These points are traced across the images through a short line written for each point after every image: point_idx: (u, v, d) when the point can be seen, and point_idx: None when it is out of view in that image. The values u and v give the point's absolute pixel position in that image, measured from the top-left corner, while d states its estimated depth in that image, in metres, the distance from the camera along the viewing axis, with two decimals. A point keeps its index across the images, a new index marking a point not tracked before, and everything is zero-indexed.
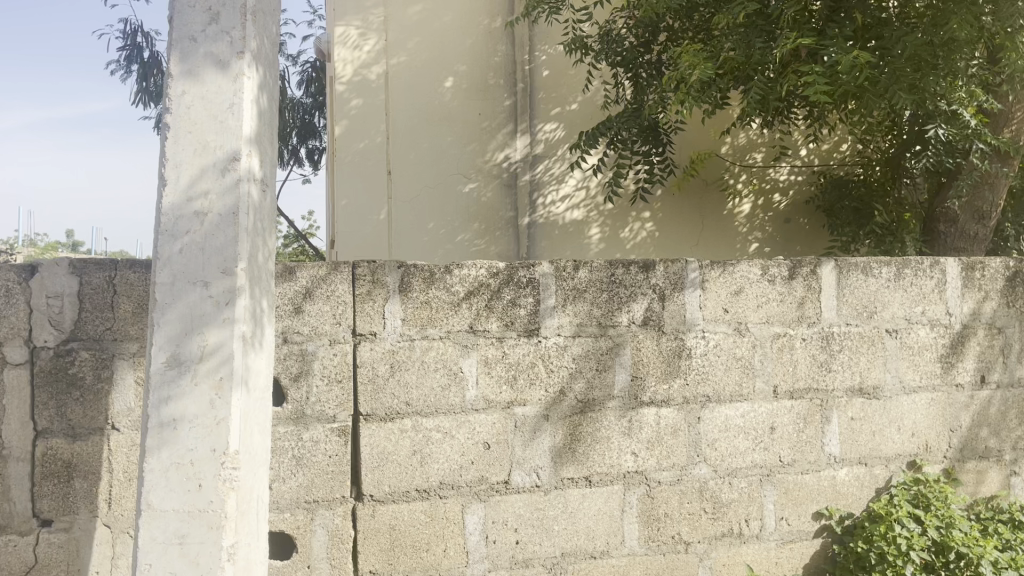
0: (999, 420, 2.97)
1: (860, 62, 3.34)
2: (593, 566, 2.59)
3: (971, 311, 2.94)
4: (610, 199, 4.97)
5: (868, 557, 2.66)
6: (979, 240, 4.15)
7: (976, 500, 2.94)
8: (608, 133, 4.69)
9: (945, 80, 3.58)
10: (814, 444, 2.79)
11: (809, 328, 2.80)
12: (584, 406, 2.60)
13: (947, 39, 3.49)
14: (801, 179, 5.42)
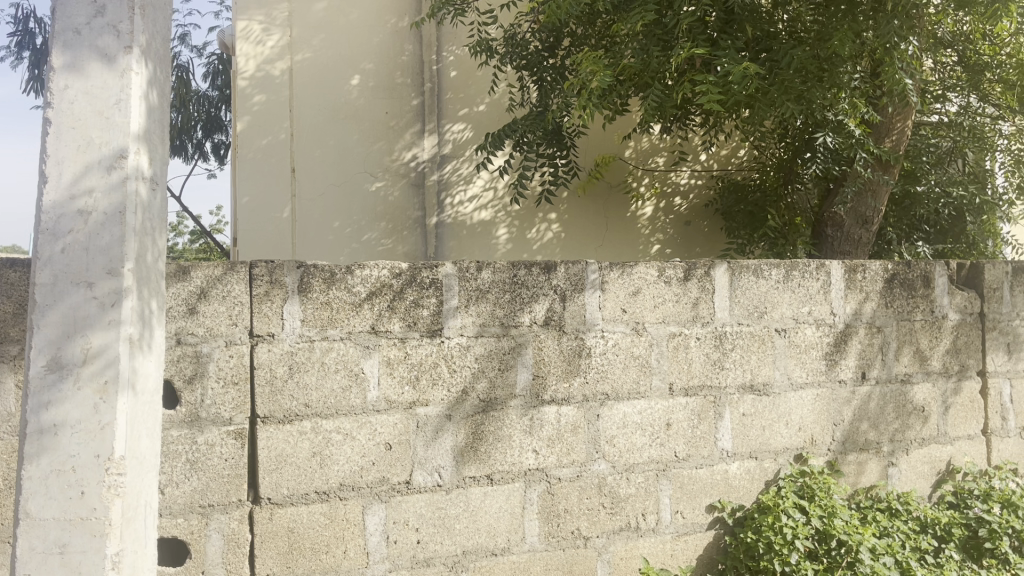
0: (878, 414, 3.14)
1: (750, 74, 3.48)
2: (494, 563, 2.62)
3: (853, 312, 3.11)
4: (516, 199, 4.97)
5: (757, 547, 2.77)
6: (863, 243, 4.36)
7: (857, 491, 3.10)
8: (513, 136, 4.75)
9: (830, 92, 3.76)
10: (708, 439, 2.91)
11: (703, 327, 2.91)
12: (485, 406, 2.63)
13: (831, 53, 3.67)
14: (701, 183, 5.61)
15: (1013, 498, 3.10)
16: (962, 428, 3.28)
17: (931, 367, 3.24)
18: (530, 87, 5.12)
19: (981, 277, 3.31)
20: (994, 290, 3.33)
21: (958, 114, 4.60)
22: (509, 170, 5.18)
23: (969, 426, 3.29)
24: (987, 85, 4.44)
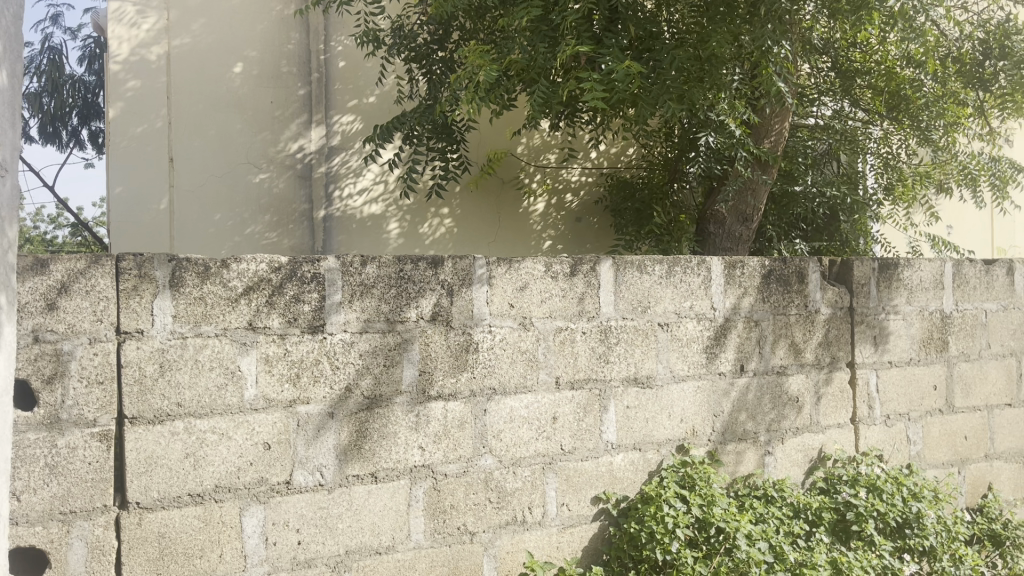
0: (755, 405, 3.27)
1: (633, 73, 3.55)
2: (378, 562, 2.57)
3: (732, 306, 3.23)
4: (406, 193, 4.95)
5: (639, 536, 2.84)
6: (743, 241, 4.52)
7: (735, 479, 3.21)
8: (402, 129, 4.73)
9: (711, 92, 3.85)
10: (593, 432, 2.96)
11: (588, 322, 2.96)
12: (370, 403, 2.58)
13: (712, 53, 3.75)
14: (591, 180, 5.68)
15: (877, 482, 3.28)
16: (832, 417, 3.43)
17: (805, 359, 3.38)
18: (420, 81, 5.14)
19: (851, 273, 3.47)
20: (863, 285, 3.50)
21: (831, 118, 4.82)
22: (398, 164, 5.18)
23: (838, 415, 3.44)
24: (859, 91, 4.72)
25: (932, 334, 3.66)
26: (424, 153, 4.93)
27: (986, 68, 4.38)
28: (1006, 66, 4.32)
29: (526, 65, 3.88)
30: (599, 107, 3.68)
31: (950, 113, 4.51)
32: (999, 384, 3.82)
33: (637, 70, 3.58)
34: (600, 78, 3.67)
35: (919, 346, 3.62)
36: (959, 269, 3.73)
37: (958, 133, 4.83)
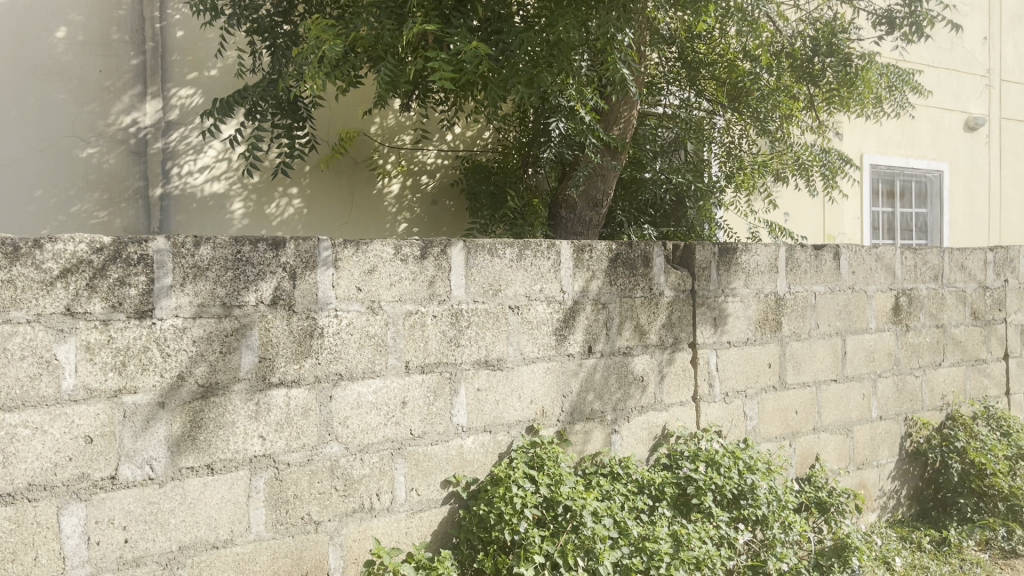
0: (602, 385, 3.36)
1: (481, 54, 3.51)
2: (215, 557, 2.46)
3: (581, 289, 3.29)
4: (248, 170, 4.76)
5: (488, 518, 2.86)
6: (593, 225, 4.62)
7: (583, 458, 3.29)
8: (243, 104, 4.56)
9: (560, 77, 3.88)
10: (444, 416, 2.94)
11: (438, 305, 2.93)
12: (205, 391, 2.46)
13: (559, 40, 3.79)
14: (446, 163, 5.63)
15: (715, 456, 3.44)
16: (675, 395, 3.57)
17: (649, 340, 3.50)
18: (263, 54, 4.96)
19: (693, 258, 3.62)
20: (704, 269, 3.65)
21: (678, 108, 4.90)
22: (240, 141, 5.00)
23: (681, 393, 3.59)
24: (703, 82, 4.86)
25: (768, 314, 3.86)
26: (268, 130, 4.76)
27: (814, 65, 4.69)
28: (832, 63, 4.67)
29: (372, 43, 3.84)
30: (446, 87, 3.66)
31: (784, 105, 4.75)
32: (826, 361, 4.08)
33: (485, 52, 3.58)
34: (447, 58, 3.64)
35: (756, 327, 3.82)
36: (791, 255, 3.96)
37: (793, 125, 5.10)
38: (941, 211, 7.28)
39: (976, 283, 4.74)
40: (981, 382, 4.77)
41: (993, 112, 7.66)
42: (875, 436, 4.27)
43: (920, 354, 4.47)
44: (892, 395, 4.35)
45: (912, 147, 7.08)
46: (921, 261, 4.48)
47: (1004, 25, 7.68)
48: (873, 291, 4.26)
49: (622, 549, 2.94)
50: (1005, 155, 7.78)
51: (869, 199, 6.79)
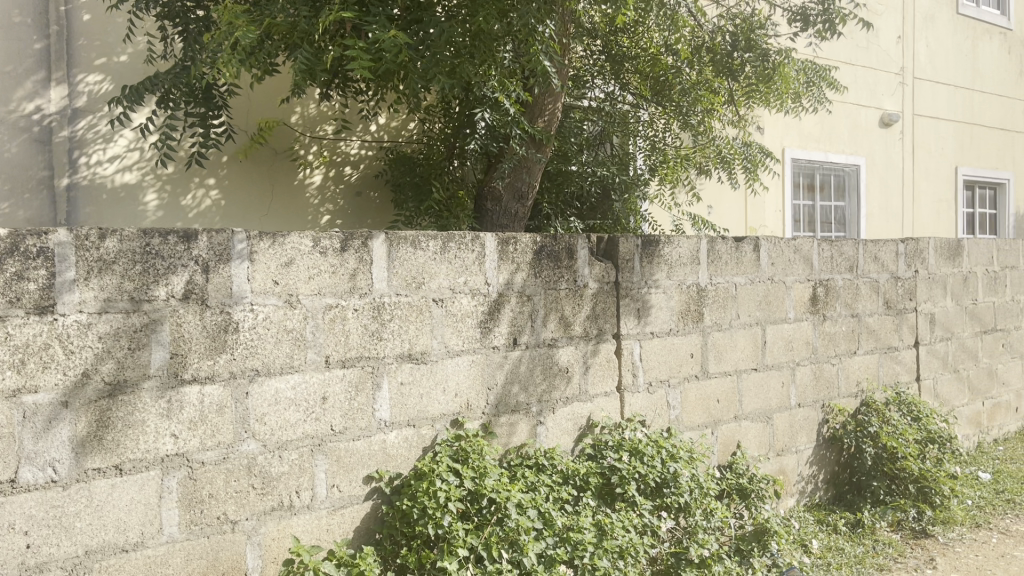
0: (528, 377, 3.36)
1: (400, 43, 3.46)
2: (124, 561, 2.37)
3: (505, 281, 3.29)
4: (160, 160, 4.62)
5: (411, 513, 2.83)
6: (519, 218, 4.62)
7: (508, 450, 3.29)
8: (155, 91, 4.43)
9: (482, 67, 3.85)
10: (365, 411, 2.90)
11: (359, 299, 2.88)
12: (113, 389, 2.37)
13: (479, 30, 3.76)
14: (371, 154, 5.56)
15: (639, 446, 3.48)
16: (599, 386, 3.60)
17: (573, 331, 3.51)
18: (176, 41, 4.81)
19: (617, 249, 3.65)
20: (628, 261, 3.69)
21: (602, 101, 4.94)
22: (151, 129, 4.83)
23: (605, 384, 3.62)
24: (627, 75, 4.88)
25: (690, 305, 3.92)
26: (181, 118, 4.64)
27: (734, 58, 4.87)
28: (750, 58, 4.86)
29: (288, 29, 3.77)
30: (365, 77, 3.60)
31: (706, 99, 4.83)
32: (747, 351, 4.17)
33: (404, 41, 3.53)
34: (366, 47, 3.59)
35: (678, 317, 3.88)
36: (712, 247, 4.03)
37: (714, 119, 5.17)
38: (858, 204, 7.52)
39: (889, 273, 4.90)
40: (893, 369, 4.95)
41: (907, 108, 7.94)
42: (793, 422, 4.38)
43: (836, 343, 4.61)
44: (809, 382, 4.47)
45: (831, 142, 7.28)
46: (837, 252, 4.61)
47: (916, 24, 7.96)
48: (791, 282, 4.37)
49: (546, 540, 2.95)
50: (918, 151, 8.07)
51: (790, 192, 6.96)
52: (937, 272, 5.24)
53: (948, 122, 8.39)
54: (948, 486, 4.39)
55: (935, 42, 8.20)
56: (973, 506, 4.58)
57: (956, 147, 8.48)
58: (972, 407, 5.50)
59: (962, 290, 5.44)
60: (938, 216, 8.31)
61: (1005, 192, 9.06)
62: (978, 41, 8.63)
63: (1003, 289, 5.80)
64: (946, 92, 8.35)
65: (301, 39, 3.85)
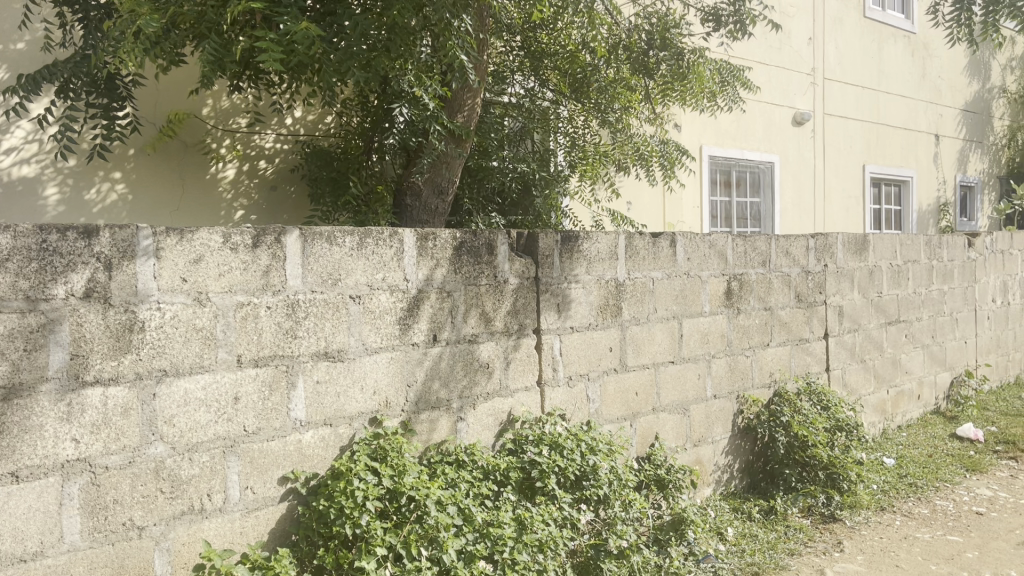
0: (448, 373, 3.35)
1: (312, 35, 3.41)
2: (21, 571, 2.28)
3: (424, 277, 3.26)
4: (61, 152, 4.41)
5: (328, 513, 2.78)
6: (438, 213, 4.60)
7: (428, 447, 3.27)
8: (54, 80, 4.25)
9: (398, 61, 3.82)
10: (280, 410, 2.84)
11: (273, 296, 2.82)
12: (7, 393, 2.27)
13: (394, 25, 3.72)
14: (287, 148, 5.44)
15: (559, 440, 3.51)
16: (520, 381, 3.61)
17: (494, 327, 3.52)
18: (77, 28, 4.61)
19: (536, 245, 3.67)
20: (547, 257, 3.71)
21: (523, 97, 4.96)
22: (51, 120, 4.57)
23: (526, 378, 3.63)
24: (546, 71, 4.88)
25: (609, 300, 3.97)
26: (84, 109, 4.45)
27: (650, 57, 4.99)
28: (665, 56, 4.99)
29: (195, 18, 3.69)
30: (276, 69, 3.53)
31: (623, 96, 4.91)
32: (664, 345, 4.25)
33: (317, 33, 3.47)
34: (277, 38, 3.52)
35: (597, 312, 3.92)
36: (630, 242, 4.09)
37: (631, 117, 5.25)
38: (772, 200, 7.74)
39: (800, 268, 5.07)
40: (804, 360, 5.12)
41: (818, 108, 8.22)
42: (709, 413, 4.49)
43: (750, 335, 4.74)
44: (725, 374, 4.59)
45: (746, 139, 7.48)
46: (750, 247, 4.74)
47: (826, 27, 8.24)
48: (706, 277, 4.47)
49: (466, 536, 2.94)
50: (829, 149, 8.37)
51: (707, 187, 7.12)
52: (845, 266, 5.44)
53: (856, 122, 8.71)
54: (855, 472, 4.57)
55: (844, 44, 8.50)
56: (878, 490, 4.77)
57: (864, 146, 8.82)
58: (877, 395, 5.74)
59: (869, 283, 5.66)
60: (847, 212, 8.63)
61: (909, 189, 9.47)
62: (884, 44, 8.99)
63: (906, 282, 6.05)
64: (854, 92, 8.67)
65: (209, 28, 3.77)
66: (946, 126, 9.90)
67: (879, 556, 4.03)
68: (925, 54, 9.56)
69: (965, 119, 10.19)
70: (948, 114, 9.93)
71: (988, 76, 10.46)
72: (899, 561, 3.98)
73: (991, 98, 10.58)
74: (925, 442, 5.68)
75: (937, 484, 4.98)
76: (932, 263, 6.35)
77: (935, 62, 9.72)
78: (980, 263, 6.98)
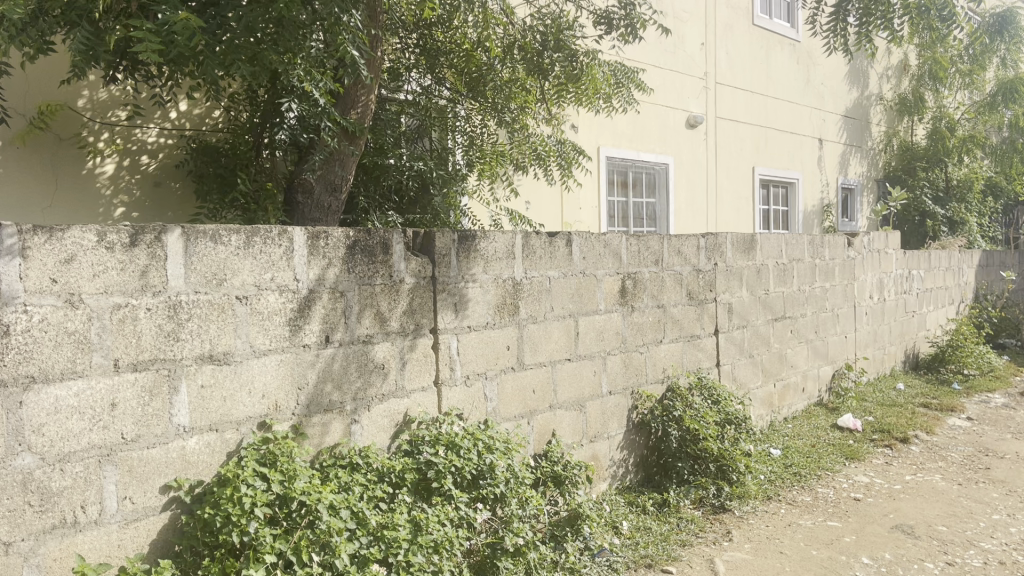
0: (341, 374, 3.29)
1: (192, 27, 3.28)
2: None
3: (316, 277, 3.19)
4: None
5: (214, 521, 2.68)
6: (331, 211, 4.52)
7: (321, 451, 3.20)
8: None
9: (285, 55, 3.71)
10: (161, 417, 2.72)
11: (153, 297, 2.70)
12: None
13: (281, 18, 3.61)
14: (170, 143, 5.20)
15: (455, 439, 3.50)
16: (416, 381, 3.58)
17: (389, 327, 3.47)
18: None
19: (433, 244, 3.65)
20: (444, 256, 3.69)
21: (419, 94, 4.89)
22: None
23: (422, 378, 3.61)
24: (443, 69, 4.86)
25: (506, 299, 3.99)
26: None
27: (544, 58, 4.92)
28: (559, 57, 4.95)
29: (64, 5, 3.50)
30: (154, 61, 3.38)
31: (519, 96, 4.95)
32: (560, 342, 4.30)
33: (197, 24, 3.35)
34: (154, 29, 3.37)
35: (494, 311, 3.93)
36: (526, 241, 4.11)
37: (528, 117, 5.29)
38: (667, 201, 7.95)
39: (691, 266, 5.22)
40: (696, 356, 5.27)
41: (710, 111, 8.49)
42: (605, 410, 4.57)
43: (644, 333, 4.85)
44: (620, 370, 4.68)
45: (642, 141, 7.65)
46: (644, 247, 4.84)
47: (717, 33, 8.52)
48: (601, 275, 4.55)
49: (360, 540, 2.89)
50: (720, 151, 8.65)
51: (605, 188, 7.26)
52: (734, 264, 5.64)
53: (746, 125, 9.04)
54: (743, 463, 4.75)
55: (734, 49, 8.80)
56: (765, 480, 4.96)
57: (753, 149, 9.16)
58: (765, 389, 5.97)
59: (756, 281, 5.88)
60: (737, 212, 8.95)
61: (795, 190, 9.90)
62: (771, 50, 9.36)
63: (791, 280, 6.32)
64: (744, 97, 8.99)
65: (79, 16, 3.58)
66: (828, 130, 10.40)
67: (764, 544, 4.19)
68: (810, 62, 10.01)
69: (846, 124, 10.73)
70: (830, 119, 10.44)
71: (866, 84, 11.04)
72: (783, 548, 4.15)
73: (870, 105, 11.17)
74: (808, 432, 5.95)
75: (819, 473, 5.23)
76: (815, 261, 6.65)
77: (819, 70, 10.20)
78: (859, 261, 7.36)
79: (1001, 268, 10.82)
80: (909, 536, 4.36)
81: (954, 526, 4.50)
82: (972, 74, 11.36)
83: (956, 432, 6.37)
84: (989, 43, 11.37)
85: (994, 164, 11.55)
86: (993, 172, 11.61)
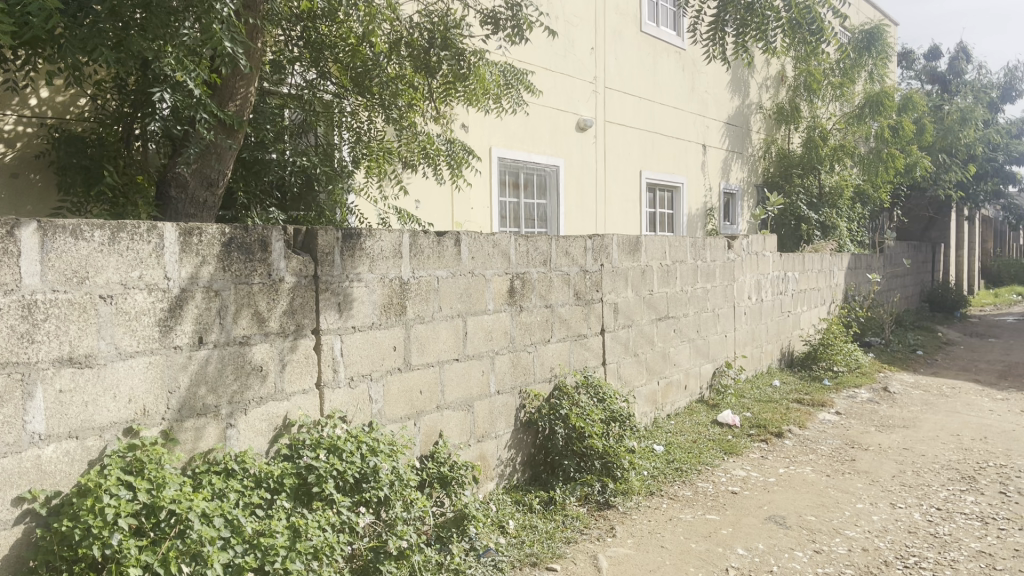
0: (216, 377, 3.16)
1: (50, 9, 3.07)
2: None
3: (189, 276, 3.05)
4: None
5: (72, 535, 2.52)
6: (207, 207, 4.34)
7: (193, 457, 3.06)
8: None
9: (156, 42, 3.57)
10: (13, 424, 2.54)
11: (4, 296, 2.52)
12: None
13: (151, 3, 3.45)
14: (29, 132, 4.77)
15: (337, 443, 3.41)
16: (296, 383, 3.48)
17: (268, 328, 3.36)
18: None
19: (315, 242, 3.56)
20: (327, 254, 3.60)
21: (302, 88, 4.76)
22: None
23: (303, 381, 3.51)
24: (327, 64, 4.75)
25: (392, 298, 3.93)
26: None
27: (431, 56, 4.94)
28: (446, 56, 4.95)
29: None
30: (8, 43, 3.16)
31: (406, 94, 4.90)
32: (448, 342, 4.27)
33: (57, 7, 3.14)
34: (8, 9, 3.16)
35: (380, 311, 3.86)
36: (414, 240, 4.06)
37: (416, 114, 5.24)
38: (558, 202, 8.05)
39: (578, 267, 5.30)
40: (582, 355, 5.35)
41: (599, 114, 8.65)
42: (493, 409, 4.57)
43: (532, 332, 4.89)
44: (508, 370, 4.69)
45: (533, 142, 7.72)
46: (532, 247, 4.87)
47: (606, 37, 8.69)
48: (490, 275, 4.55)
49: (234, 549, 2.77)
50: (609, 154, 8.83)
51: (496, 188, 7.29)
52: (620, 265, 5.76)
53: (634, 129, 9.25)
54: (627, 460, 4.85)
55: (623, 55, 9.00)
56: (648, 476, 5.09)
57: (641, 153, 9.39)
58: (649, 387, 6.12)
59: (641, 281, 6.02)
60: (625, 214, 9.16)
61: (681, 194, 10.21)
62: (658, 57, 9.62)
63: (675, 281, 6.52)
64: (632, 102, 9.20)
65: None
66: (712, 137, 10.78)
67: (646, 538, 4.30)
68: (694, 70, 10.35)
69: (728, 131, 11.15)
70: (713, 126, 10.82)
71: (746, 93, 11.49)
72: (664, 542, 4.26)
73: (750, 113, 11.64)
74: (690, 428, 6.14)
75: (699, 467, 5.41)
76: (697, 263, 6.88)
77: (703, 78, 10.55)
78: (738, 263, 7.67)
79: (867, 270, 11.51)
80: (781, 526, 4.56)
81: (822, 515, 4.74)
82: (842, 87, 12.03)
83: (826, 425, 6.72)
84: (858, 58, 12.08)
85: (862, 172, 12.26)
86: (861, 180, 12.32)
